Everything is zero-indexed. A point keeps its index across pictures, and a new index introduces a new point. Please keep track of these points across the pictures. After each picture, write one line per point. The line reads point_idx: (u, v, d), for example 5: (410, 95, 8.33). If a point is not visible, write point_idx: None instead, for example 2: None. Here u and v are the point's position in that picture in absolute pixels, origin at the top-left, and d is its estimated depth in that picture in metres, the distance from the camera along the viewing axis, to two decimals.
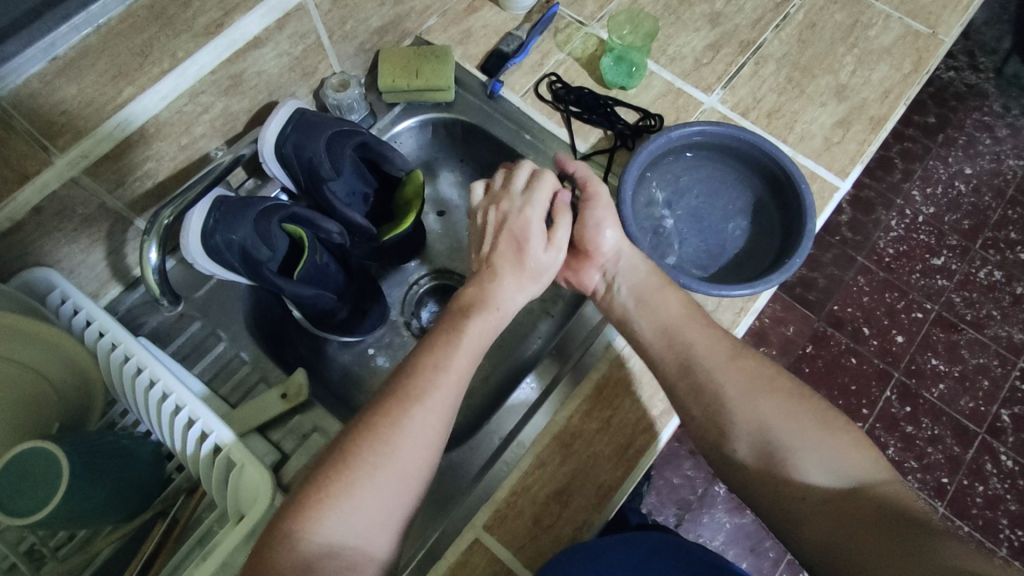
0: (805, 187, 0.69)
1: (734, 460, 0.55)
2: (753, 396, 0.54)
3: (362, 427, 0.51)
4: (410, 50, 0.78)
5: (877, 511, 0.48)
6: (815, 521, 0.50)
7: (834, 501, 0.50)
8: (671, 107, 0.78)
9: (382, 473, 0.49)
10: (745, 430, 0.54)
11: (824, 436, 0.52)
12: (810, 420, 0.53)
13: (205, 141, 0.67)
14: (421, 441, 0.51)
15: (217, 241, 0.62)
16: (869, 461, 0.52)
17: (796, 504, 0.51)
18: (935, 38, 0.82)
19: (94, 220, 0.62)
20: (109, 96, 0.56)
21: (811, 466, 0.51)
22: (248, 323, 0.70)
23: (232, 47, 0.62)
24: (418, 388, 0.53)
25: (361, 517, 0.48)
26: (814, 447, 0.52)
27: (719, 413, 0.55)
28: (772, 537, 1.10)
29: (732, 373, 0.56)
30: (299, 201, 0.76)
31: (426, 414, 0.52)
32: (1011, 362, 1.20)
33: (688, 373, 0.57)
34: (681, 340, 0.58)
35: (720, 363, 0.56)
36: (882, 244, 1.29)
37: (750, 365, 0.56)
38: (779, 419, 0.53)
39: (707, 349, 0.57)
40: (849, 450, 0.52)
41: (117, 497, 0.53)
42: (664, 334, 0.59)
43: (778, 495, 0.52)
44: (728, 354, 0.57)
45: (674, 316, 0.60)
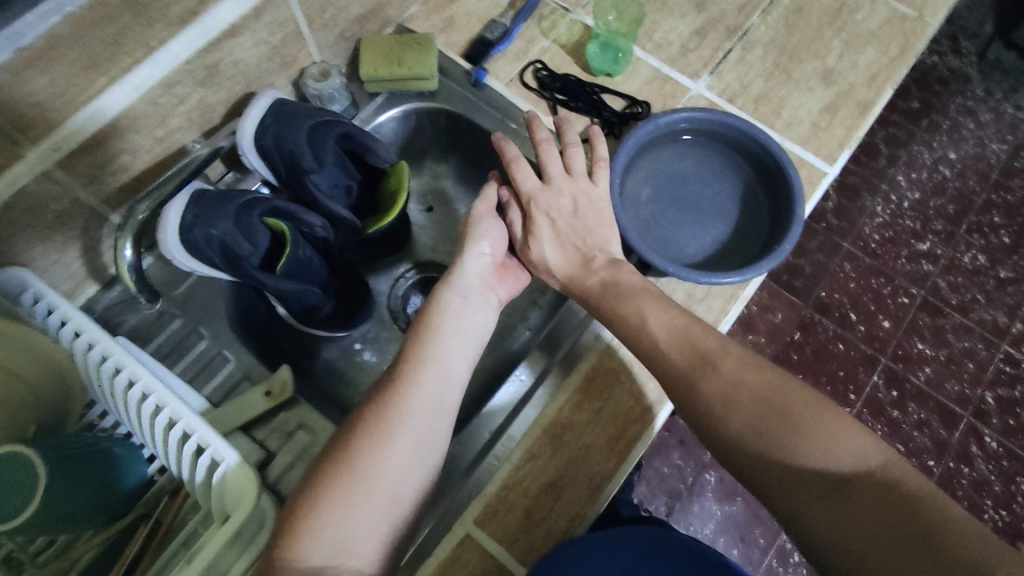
0: (794, 172, 0.68)
1: (728, 455, 0.53)
2: (731, 397, 0.53)
3: (337, 451, 0.51)
4: (392, 38, 0.77)
5: (873, 496, 0.47)
6: (809, 509, 0.49)
7: (827, 487, 0.49)
8: (658, 93, 0.77)
9: (370, 495, 0.50)
10: (731, 432, 0.52)
11: (814, 424, 0.51)
12: (792, 411, 0.51)
13: (181, 133, 0.65)
14: (407, 460, 0.52)
15: (196, 236, 0.60)
16: (862, 443, 0.50)
17: (788, 496, 0.50)
18: (921, 21, 0.81)
19: (69, 217, 0.60)
20: (80, 87, 0.54)
21: (798, 456, 0.50)
22: (232, 322, 0.69)
23: (207, 36, 0.60)
24: (397, 406, 0.53)
25: (353, 536, 0.49)
26: (802, 436, 0.50)
27: (702, 413, 0.54)
28: (762, 524, 1.10)
29: (708, 377, 0.54)
30: (280, 194, 0.74)
31: (412, 430, 0.53)
32: (996, 345, 1.22)
33: (672, 372, 0.56)
34: (659, 338, 0.57)
35: (699, 363, 0.55)
36: (868, 229, 1.29)
37: (727, 362, 0.55)
38: (761, 416, 0.52)
39: (684, 347, 0.56)
40: (839, 436, 0.50)
41: (96, 502, 0.52)
42: (637, 336, 0.59)
43: (772, 489, 0.51)
44: (708, 352, 0.56)
45: (648, 309, 0.59)
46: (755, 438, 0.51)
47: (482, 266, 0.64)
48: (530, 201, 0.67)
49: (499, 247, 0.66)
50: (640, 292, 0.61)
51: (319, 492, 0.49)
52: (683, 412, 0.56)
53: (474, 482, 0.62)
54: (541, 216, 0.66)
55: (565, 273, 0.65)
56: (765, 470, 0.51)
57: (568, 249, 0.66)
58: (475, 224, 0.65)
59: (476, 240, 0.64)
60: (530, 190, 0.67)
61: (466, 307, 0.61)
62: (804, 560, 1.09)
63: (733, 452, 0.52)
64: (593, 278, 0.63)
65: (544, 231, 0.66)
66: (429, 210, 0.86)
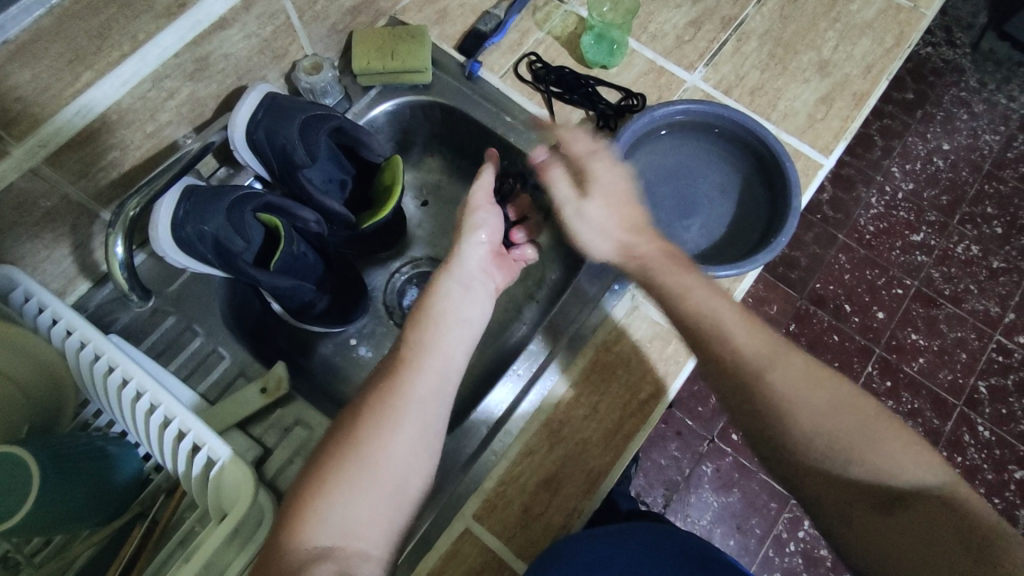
0: (790, 164, 0.68)
1: (786, 455, 0.52)
2: (801, 399, 0.51)
3: (340, 437, 0.51)
4: (385, 30, 0.76)
5: (928, 516, 0.47)
6: (858, 520, 0.50)
7: (880, 502, 0.49)
8: (654, 85, 0.77)
9: (374, 482, 0.49)
10: (786, 436, 0.51)
11: (876, 440, 0.49)
12: (853, 422, 0.50)
13: (172, 128, 0.65)
14: (411, 447, 0.51)
15: (188, 233, 0.59)
16: (920, 462, 0.49)
17: (838, 503, 0.50)
18: (917, 12, 0.81)
19: (58, 214, 0.60)
20: (66, 81, 0.53)
21: (854, 470, 0.50)
22: (226, 318, 0.68)
23: (196, 29, 0.59)
24: (400, 393, 0.53)
25: (356, 521, 0.48)
26: (863, 452, 0.49)
27: (768, 411, 0.51)
28: (758, 514, 1.11)
29: (778, 375, 0.52)
30: (273, 188, 0.74)
31: (415, 417, 0.52)
32: (988, 335, 1.22)
33: (731, 374, 0.53)
34: (721, 337, 0.54)
35: (765, 363, 0.52)
36: (862, 221, 1.30)
37: (794, 367, 0.52)
38: (825, 428, 0.50)
39: (750, 347, 0.53)
40: (898, 454, 0.49)
41: (91, 501, 0.51)
42: (695, 332, 0.55)
43: (819, 496, 0.51)
44: (772, 354, 0.53)
45: (706, 297, 0.56)
46: (816, 448, 0.50)
47: (478, 257, 0.66)
48: (585, 160, 0.65)
49: (496, 236, 0.67)
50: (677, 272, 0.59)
51: (321, 478, 0.49)
52: (737, 412, 0.54)
53: (473, 476, 0.61)
54: (603, 175, 0.65)
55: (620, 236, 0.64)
56: (819, 475, 0.51)
57: (620, 213, 0.64)
58: (472, 220, 0.66)
59: (473, 231, 0.66)
60: (589, 149, 0.65)
61: (467, 296, 0.62)
62: (799, 549, 1.09)
63: (785, 455, 0.52)
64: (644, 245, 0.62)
65: (604, 189, 0.65)
66: (424, 204, 0.85)
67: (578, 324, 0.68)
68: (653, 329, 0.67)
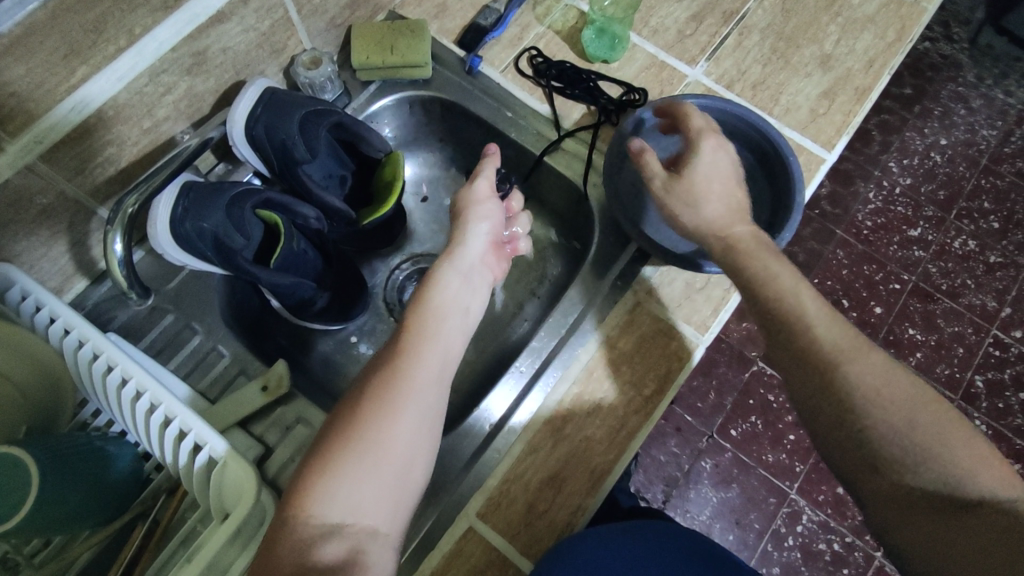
0: (793, 159, 0.67)
1: (849, 448, 0.51)
2: (878, 397, 0.49)
3: (343, 418, 0.50)
4: (385, 24, 0.75)
5: (995, 528, 0.46)
6: (916, 522, 0.49)
7: (945, 508, 0.48)
8: (655, 80, 0.76)
9: (380, 462, 0.49)
10: (854, 426, 0.50)
11: (951, 445, 0.49)
12: (929, 423, 0.49)
13: (169, 124, 0.64)
14: (416, 430, 0.51)
15: (187, 229, 0.58)
16: (995, 474, 0.48)
17: (901, 503, 0.49)
18: (918, 6, 0.81)
19: (54, 211, 0.59)
20: (62, 76, 0.52)
21: (922, 471, 0.49)
22: (225, 315, 0.68)
23: (193, 23, 0.58)
24: (404, 376, 0.53)
25: (360, 503, 0.48)
26: (936, 452, 0.48)
27: (834, 403, 0.51)
28: (757, 509, 1.11)
29: (852, 368, 0.50)
30: (272, 185, 0.73)
31: (420, 399, 0.52)
32: (985, 329, 1.23)
33: (807, 361, 0.51)
34: (805, 324, 0.52)
35: (848, 354, 0.51)
36: (861, 216, 1.30)
37: (876, 361, 0.51)
38: (901, 423, 0.49)
39: (832, 338, 0.51)
40: (972, 463, 0.48)
41: (91, 502, 0.51)
42: (781, 317, 0.53)
43: (877, 492, 0.50)
44: (855, 346, 0.51)
45: (791, 285, 0.54)
46: (888, 442, 0.49)
47: (480, 247, 0.65)
48: (700, 136, 0.61)
49: (496, 227, 0.67)
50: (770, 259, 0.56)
51: (324, 459, 0.48)
52: (806, 399, 0.52)
53: (476, 474, 0.61)
54: (709, 152, 0.60)
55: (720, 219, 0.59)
56: (883, 473, 0.50)
57: (725, 196, 0.60)
58: (473, 210, 0.66)
59: (477, 220, 0.65)
60: (706, 124, 0.61)
61: (466, 286, 0.62)
62: (798, 543, 1.09)
63: (850, 446, 0.51)
64: (742, 227, 0.58)
65: (707, 165, 0.60)
66: (424, 200, 0.85)
67: (580, 320, 0.68)
68: (656, 325, 0.67)
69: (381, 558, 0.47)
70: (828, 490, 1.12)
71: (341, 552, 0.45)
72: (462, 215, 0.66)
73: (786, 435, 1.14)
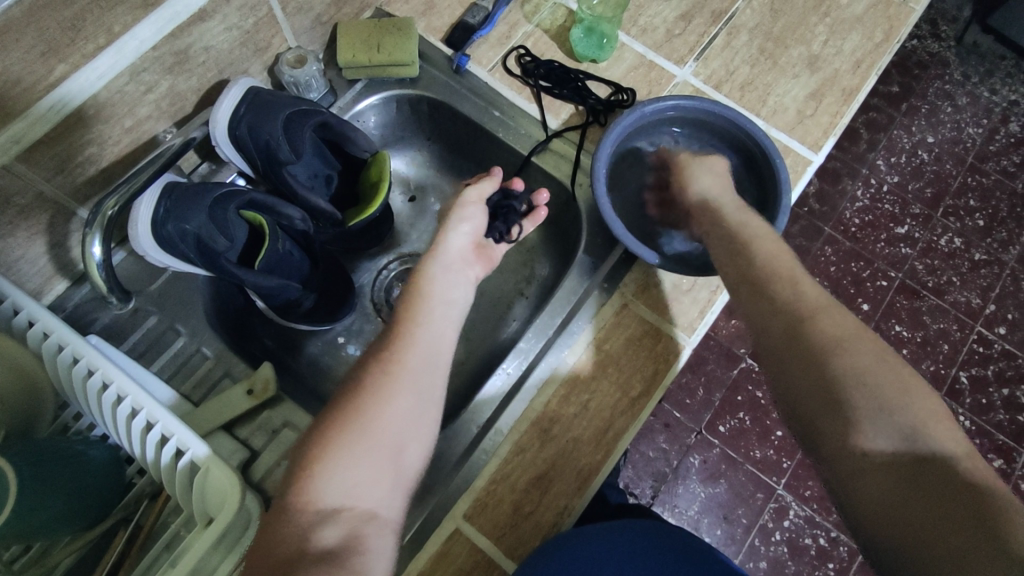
0: (780, 161, 0.67)
1: (805, 415, 0.52)
2: (825, 357, 0.51)
3: (343, 403, 0.51)
4: (371, 22, 0.74)
5: (946, 483, 0.45)
6: (870, 480, 0.48)
7: (899, 464, 0.47)
8: (644, 80, 0.76)
9: (376, 443, 0.50)
10: (816, 381, 0.51)
11: (904, 401, 0.49)
12: (881, 378, 0.50)
13: (151, 123, 0.63)
14: (410, 413, 0.52)
15: (169, 232, 0.58)
16: (947, 436, 0.47)
17: (856, 468, 0.48)
18: (906, 6, 0.81)
19: (33, 211, 0.58)
20: (39, 74, 0.51)
21: (878, 426, 0.48)
22: (209, 317, 0.67)
23: (175, 21, 0.57)
24: (399, 361, 0.54)
25: (355, 484, 0.48)
26: (892, 406, 0.48)
27: (794, 366, 0.53)
28: (745, 504, 1.12)
29: (814, 331, 0.53)
30: (258, 185, 0.72)
31: (413, 384, 0.53)
32: (969, 326, 1.24)
33: (776, 323, 0.55)
34: (777, 292, 0.56)
35: (809, 316, 0.54)
36: (848, 214, 1.30)
37: (838, 323, 0.53)
38: (861, 378, 0.50)
39: (800, 303, 0.55)
40: (926, 420, 0.48)
41: (71, 509, 0.50)
42: (756, 287, 0.58)
43: (838, 452, 0.50)
44: (822, 311, 0.54)
45: (772, 258, 0.59)
46: (849, 395, 0.50)
47: (466, 240, 0.64)
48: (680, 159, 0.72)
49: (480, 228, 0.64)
50: (765, 242, 0.61)
51: (324, 442, 0.49)
52: (774, 361, 0.54)
53: (463, 476, 0.61)
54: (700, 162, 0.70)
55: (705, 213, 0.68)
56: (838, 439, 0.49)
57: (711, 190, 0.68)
58: (460, 206, 0.64)
59: (459, 220, 0.63)
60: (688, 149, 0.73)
61: (451, 279, 0.62)
62: (784, 538, 1.10)
63: (814, 404, 0.51)
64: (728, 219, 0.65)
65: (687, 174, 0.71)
66: (412, 200, 0.84)
67: (568, 321, 0.68)
68: (643, 327, 0.67)
69: (379, 539, 0.48)
70: (814, 486, 1.13)
71: (339, 536, 0.46)
72: (450, 211, 0.65)
73: (773, 432, 1.15)
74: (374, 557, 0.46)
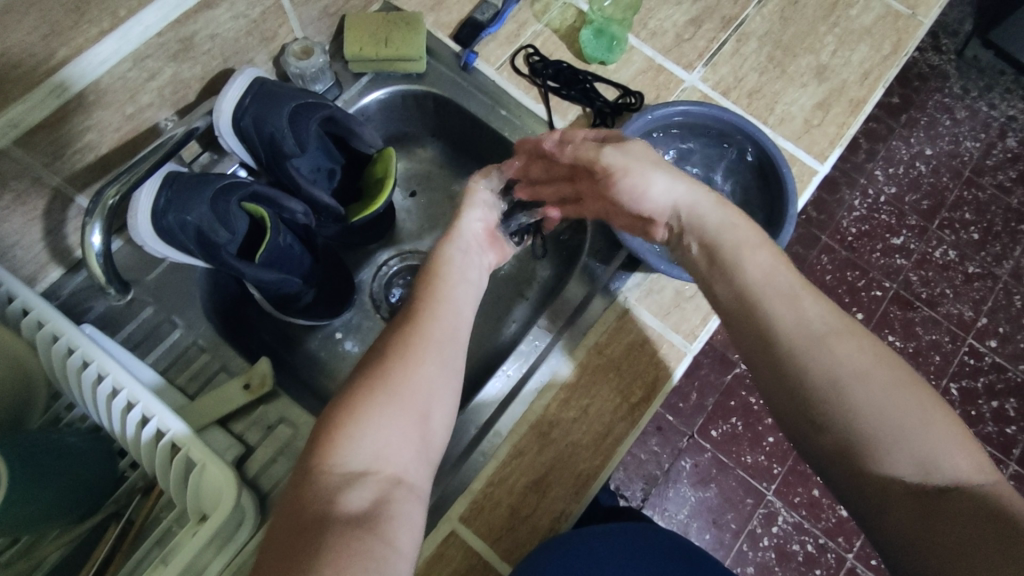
0: (787, 170, 0.68)
1: (814, 440, 0.49)
2: (843, 384, 0.48)
3: (371, 371, 0.52)
4: (379, 16, 0.73)
5: (970, 514, 0.43)
6: (890, 517, 0.45)
7: (920, 498, 0.44)
8: (652, 84, 0.76)
9: (402, 406, 0.51)
10: (836, 423, 0.47)
11: (924, 432, 0.46)
12: (902, 406, 0.47)
13: (153, 111, 0.62)
14: (436, 379, 0.53)
15: (169, 222, 0.57)
16: (969, 461, 0.46)
17: (875, 491, 0.46)
18: (915, 19, 0.81)
19: (29, 195, 0.56)
20: (41, 57, 0.49)
21: (901, 460, 0.45)
22: (207, 308, 0.66)
23: (180, 7, 0.56)
24: (421, 332, 0.56)
25: (383, 447, 0.49)
26: (906, 437, 0.46)
27: (796, 387, 0.49)
28: (734, 509, 1.12)
29: (830, 352, 0.49)
30: (260, 176, 0.71)
31: (436, 353, 0.55)
32: (961, 338, 1.25)
33: (784, 359, 0.50)
34: (786, 323, 0.50)
35: (805, 344, 0.49)
36: (845, 223, 1.31)
37: (845, 350, 0.49)
38: (877, 409, 0.47)
39: (801, 326, 0.50)
40: (948, 445, 0.46)
41: (62, 502, 0.49)
42: (748, 306, 0.52)
43: (864, 488, 0.47)
44: (828, 331, 0.49)
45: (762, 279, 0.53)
46: (862, 431, 0.47)
47: (480, 225, 0.67)
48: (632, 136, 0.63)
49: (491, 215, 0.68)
50: (747, 247, 0.54)
51: (352, 405, 0.50)
52: (786, 399, 0.50)
53: (461, 478, 0.61)
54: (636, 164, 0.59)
55: (649, 214, 0.60)
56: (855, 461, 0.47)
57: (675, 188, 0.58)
58: (472, 194, 0.67)
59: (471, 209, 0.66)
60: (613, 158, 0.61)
61: (469, 258, 0.64)
62: (772, 543, 1.11)
63: (822, 441, 0.48)
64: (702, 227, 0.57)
65: (633, 167, 0.59)
66: (413, 195, 0.84)
67: (570, 323, 0.67)
68: (645, 332, 0.66)
69: (406, 504, 0.47)
70: (803, 492, 1.13)
71: (367, 500, 0.46)
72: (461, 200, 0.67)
73: (764, 438, 1.15)
74: (401, 523, 0.46)
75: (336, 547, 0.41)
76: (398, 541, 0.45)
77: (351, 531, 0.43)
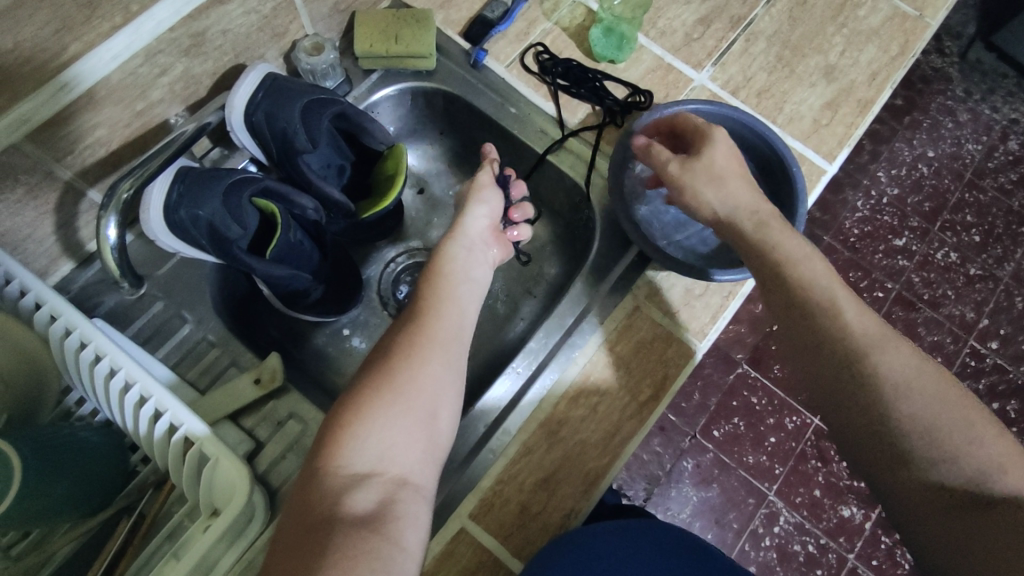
0: (798, 169, 0.67)
1: (853, 443, 0.51)
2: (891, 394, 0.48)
3: (375, 371, 0.52)
4: (390, 13, 0.73)
5: (1011, 525, 0.44)
6: (931, 523, 0.48)
7: (957, 509, 0.46)
8: (661, 83, 0.76)
9: (407, 406, 0.50)
10: (875, 430, 0.49)
11: (965, 444, 0.47)
12: (947, 418, 0.47)
13: (163, 106, 0.62)
14: (441, 379, 0.53)
15: (182, 217, 0.57)
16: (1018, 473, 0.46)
17: (912, 498, 0.48)
18: (922, 21, 0.81)
19: (40, 190, 0.56)
20: (53, 52, 0.49)
21: (942, 468, 0.47)
22: (216, 303, 0.66)
23: (192, 3, 0.56)
24: (425, 333, 0.56)
25: (388, 447, 0.49)
26: (950, 451, 0.47)
27: (836, 393, 0.51)
28: (736, 509, 1.12)
29: (870, 361, 0.49)
30: (270, 172, 0.72)
31: (440, 353, 0.55)
32: (962, 339, 1.26)
33: (825, 365, 0.51)
34: (829, 326, 0.51)
35: (848, 354, 0.50)
36: (848, 224, 1.31)
37: (887, 361, 0.49)
38: (916, 418, 0.48)
39: (850, 335, 0.51)
40: (996, 459, 0.46)
41: (74, 497, 0.49)
42: (792, 310, 0.54)
43: (900, 493, 0.49)
44: (871, 343, 0.50)
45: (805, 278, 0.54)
46: (904, 444, 0.48)
47: (485, 224, 0.67)
48: (722, 133, 0.62)
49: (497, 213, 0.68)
50: (794, 253, 0.55)
51: (357, 405, 0.50)
52: (828, 402, 0.52)
53: (470, 475, 0.61)
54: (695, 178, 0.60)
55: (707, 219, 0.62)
56: (893, 467, 0.49)
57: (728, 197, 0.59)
58: (478, 191, 0.67)
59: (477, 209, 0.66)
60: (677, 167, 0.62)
61: (473, 258, 0.64)
62: (774, 543, 1.11)
63: (863, 449, 0.50)
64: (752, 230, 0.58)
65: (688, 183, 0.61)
66: (421, 192, 0.84)
67: (579, 321, 0.67)
68: (653, 329, 0.66)
69: (413, 505, 0.47)
70: (805, 492, 1.13)
71: (372, 501, 0.45)
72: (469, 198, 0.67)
73: (766, 438, 1.15)
74: (408, 523, 0.46)
75: (342, 548, 0.41)
76: (405, 541, 0.45)
77: (358, 533, 0.43)
